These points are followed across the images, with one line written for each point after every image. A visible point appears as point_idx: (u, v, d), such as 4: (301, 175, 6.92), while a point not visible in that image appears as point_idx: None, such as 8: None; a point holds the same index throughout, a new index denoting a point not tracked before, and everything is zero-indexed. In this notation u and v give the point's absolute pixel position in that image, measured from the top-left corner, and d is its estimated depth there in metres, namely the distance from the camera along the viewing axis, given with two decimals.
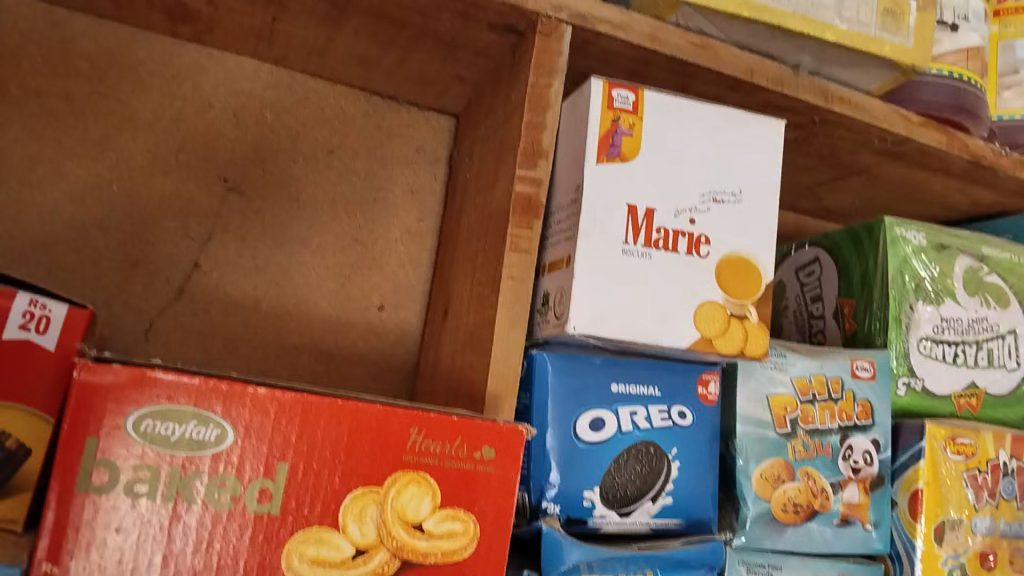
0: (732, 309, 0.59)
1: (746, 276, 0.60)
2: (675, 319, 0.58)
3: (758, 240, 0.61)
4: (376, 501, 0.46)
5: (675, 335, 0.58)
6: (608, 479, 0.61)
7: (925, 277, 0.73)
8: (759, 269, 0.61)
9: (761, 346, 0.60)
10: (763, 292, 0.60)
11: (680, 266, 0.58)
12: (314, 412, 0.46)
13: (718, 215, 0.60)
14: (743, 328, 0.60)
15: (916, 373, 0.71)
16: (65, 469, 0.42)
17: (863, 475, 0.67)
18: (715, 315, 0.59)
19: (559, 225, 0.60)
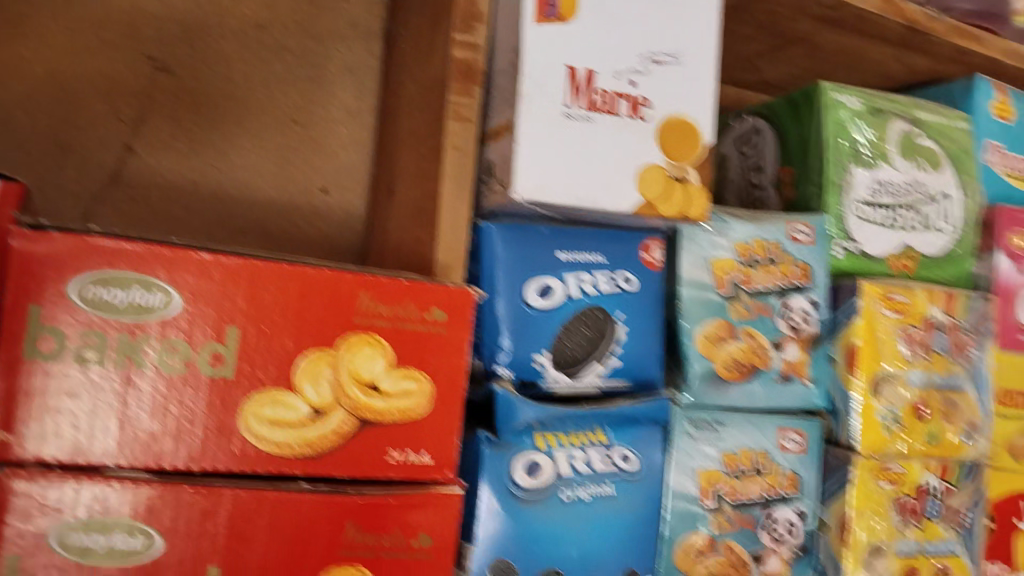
0: (673, 172, 0.60)
1: (687, 139, 0.61)
2: (619, 183, 0.58)
3: (697, 102, 0.61)
4: (331, 363, 0.47)
5: (618, 199, 0.58)
6: (558, 344, 0.62)
7: (862, 141, 0.74)
8: (698, 131, 0.61)
9: (701, 209, 0.61)
10: (704, 155, 0.61)
11: (621, 129, 0.59)
12: (261, 276, 0.45)
13: (659, 78, 0.60)
14: (684, 191, 0.60)
15: (853, 237, 0.73)
16: (9, 337, 0.41)
17: (802, 334, 0.70)
18: (658, 179, 0.60)
19: (500, 91, 0.60)
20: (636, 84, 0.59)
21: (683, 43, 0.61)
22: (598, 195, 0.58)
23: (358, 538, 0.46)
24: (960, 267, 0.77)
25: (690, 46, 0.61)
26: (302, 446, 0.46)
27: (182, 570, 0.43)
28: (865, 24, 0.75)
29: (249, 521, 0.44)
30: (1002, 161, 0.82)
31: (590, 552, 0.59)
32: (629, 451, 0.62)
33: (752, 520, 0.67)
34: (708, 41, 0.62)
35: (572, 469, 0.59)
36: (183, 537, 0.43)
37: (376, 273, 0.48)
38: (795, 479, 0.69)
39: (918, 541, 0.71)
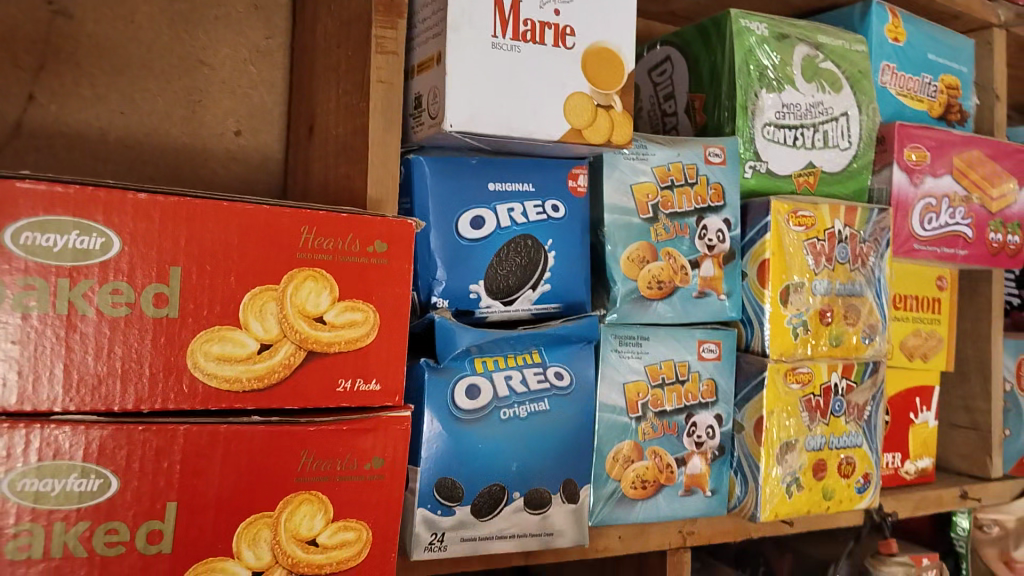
0: (598, 100, 0.62)
1: (611, 67, 0.62)
2: (547, 112, 0.60)
3: (620, 31, 0.62)
4: (275, 298, 0.47)
5: (547, 128, 0.60)
6: (492, 273, 0.64)
7: (768, 65, 0.77)
8: (621, 59, 0.62)
9: (625, 135, 0.63)
10: (627, 83, 0.63)
11: (547, 59, 0.60)
12: (200, 215, 0.45)
13: (582, 6, 0.61)
14: (609, 118, 0.62)
15: (761, 157, 0.77)
16: None
17: (717, 252, 0.73)
18: (582, 106, 0.61)
19: (423, 24, 0.60)
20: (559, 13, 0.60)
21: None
22: (527, 124, 0.59)
23: (313, 465, 0.48)
24: (858, 182, 0.82)
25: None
26: (253, 380, 0.47)
27: (140, 507, 0.43)
28: None
29: (203, 457, 0.45)
30: (894, 81, 0.87)
31: (530, 467, 0.62)
32: (563, 369, 0.64)
33: (676, 426, 0.72)
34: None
35: (510, 389, 0.62)
36: (138, 476, 0.43)
37: (317, 208, 0.49)
38: (713, 386, 0.73)
39: (825, 435, 0.76)
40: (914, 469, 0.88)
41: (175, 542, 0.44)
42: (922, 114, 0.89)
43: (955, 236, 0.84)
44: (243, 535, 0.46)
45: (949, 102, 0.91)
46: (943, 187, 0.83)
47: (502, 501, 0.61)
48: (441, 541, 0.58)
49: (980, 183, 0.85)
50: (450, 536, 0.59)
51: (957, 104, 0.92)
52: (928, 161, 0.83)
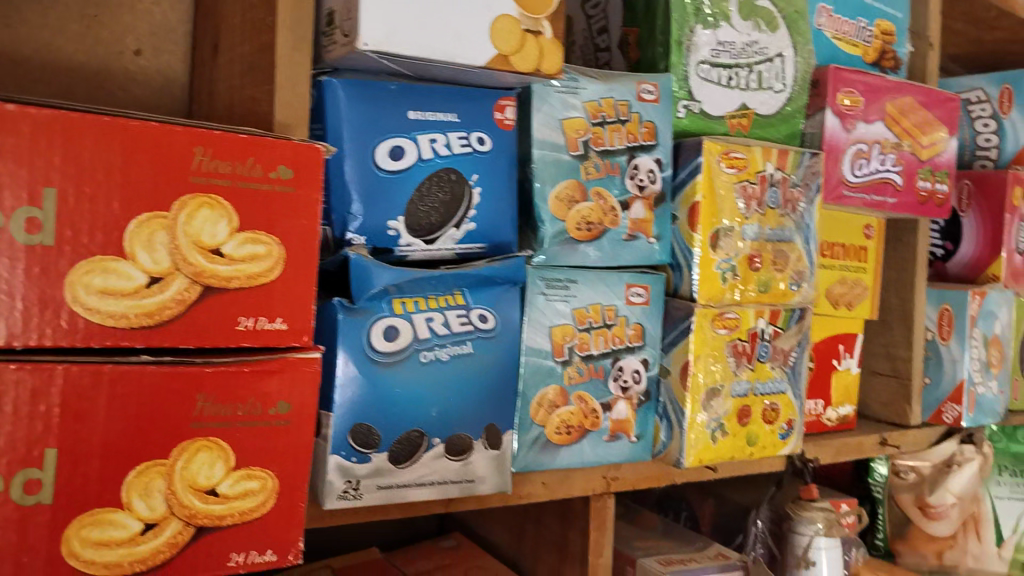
0: (527, 25, 0.58)
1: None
2: (471, 36, 0.56)
3: None
4: (166, 227, 0.43)
5: (471, 53, 0.56)
6: (412, 208, 0.60)
7: (705, 0, 0.74)
8: None
9: (554, 63, 0.60)
10: (555, 9, 0.60)
11: None
12: (78, 130, 0.40)
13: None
14: (538, 45, 0.59)
15: (695, 97, 0.75)
16: None
17: (648, 194, 0.71)
18: (511, 31, 0.57)
19: None
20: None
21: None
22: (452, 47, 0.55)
23: (210, 410, 0.44)
24: (791, 125, 0.80)
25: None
26: (141, 317, 0.42)
27: (14, 455, 0.39)
28: None
29: (86, 399, 0.40)
30: (830, 24, 0.86)
31: (451, 412, 0.59)
32: (487, 311, 0.61)
33: (602, 370, 0.70)
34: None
35: (431, 332, 0.59)
36: (11, 420, 0.39)
37: (212, 128, 0.44)
38: (640, 330, 0.72)
39: (749, 380, 0.75)
40: (835, 416, 0.88)
41: (55, 493, 0.40)
42: (856, 58, 0.88)
43: (884, 183, 0.83)
44: (133, 484, 0.42)
45: (884, 49, 0.90)
46: (874, 133, 0.83)
47: (421, 447, 0.58)
48: (356, 489, 0.55)
49: (911, 130, 0.85)
50: (366, 484, 0.56)
51: (891, 51, 0.91)
52: (861, 107, 0.82)
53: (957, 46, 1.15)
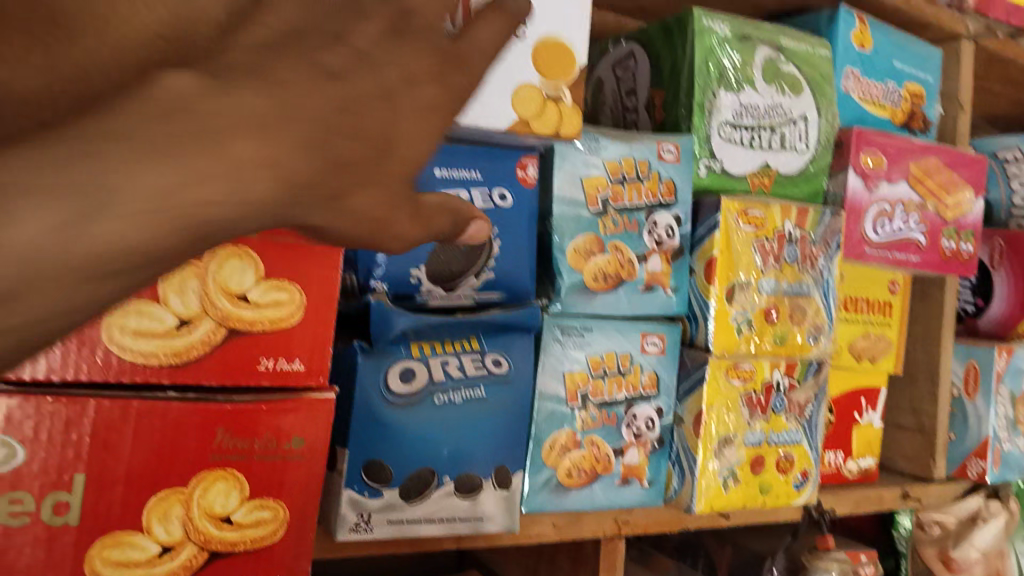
0: (548, 91, 0.62)
1: (560, 59, 0.62)
2: (492, 101, 0.59)
3: (571, 24, 0.62)
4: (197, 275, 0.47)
5: (492, 117, 0.60)
6: (434, 258, 0.64)
7: (728, 66, 0.77)
8: (572, 52, 0.62)
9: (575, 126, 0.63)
10: (576, 76, 0.63)
11: None
12: None
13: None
14: (558, 110, 0.62)
15: (717, 156, 0.77)
16: None
17: (666, 247, 0.73)
18: (532, 97, 0.61)
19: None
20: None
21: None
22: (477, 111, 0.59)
23: (229, 443, 0.48)
24: (813, 184, 0.82)
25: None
26: (170, 356, 0.46)
27: (46, 479, 0.43)
28: None
29: (115, 430, 0.44)
30: (857, 87, 0.87)
31: (461, 452, 0.62)
32: (501, 356, 0.64)
33: (616, 416, 0.72)
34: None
35: (445, 374, 0.62)
36: (45, 446, 0.43)
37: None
38: (655, 379, 0.74)
39: (763, 431, 0.77)
40: (856, 468, 0.89)
41: (81, 514, 0.44)
42: (884, 120, 0.90)
43: (908, 242, 0.84)
44: (153, 509, 0.46)
45: (913, 111, 0.92)
46: (898, 194, 0.84)
47: (431, 484, 0.61)
48: (367, 522, 0.58)
49: (935, 191, 0.86)
50: (377, 518, 0.59)
51: (920, 112, 0.92)
52: (884, 168, 0.83)
53: (990, 106, 1.16)
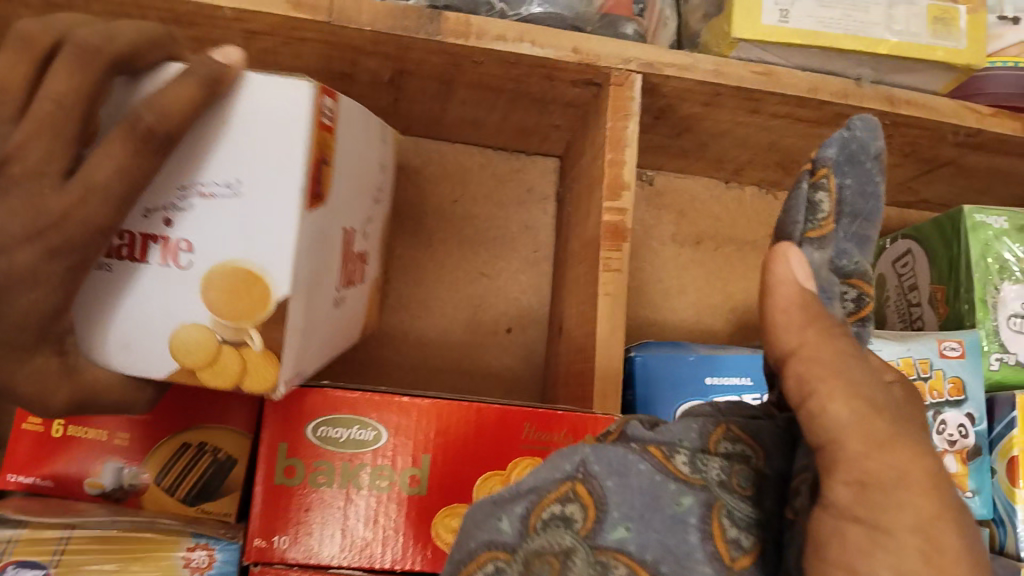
0: (223, 334, 0.46)
1: (259, 278, 0.45)
2: (253, 236, 0.45)
3: (269, 249, 0.45)
4: (500, 481, 0.57)
5: (268, 251, 0.45)
6: None
7: (1011, 259, 0.75)
8: (264, 283, 0.45)
9: (265, 377, 0.46)
10: (273, 312, 0.46)
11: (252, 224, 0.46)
12: (446, 412, 0.58)
13: (205, 217, 0.45)
14: (239, 354, 0.46)
15: (1009, 349, 0.73)
16: (268, 463, 0.56)
17: (959, 447, 0.70)
18: (199, 342, 0.46)
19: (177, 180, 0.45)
20: (192, 245, 0.45)
21: (244, 167, 0.45)
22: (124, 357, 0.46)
23: None
24: None
25: (254, 172, 0.45)
26: None
27: None
28: (1010, 146, 0.81)
29: None
30: None
31: None
32: None
33: None
34: (254, 247, 0.45)
35: None
36: None
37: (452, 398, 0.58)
38: None
39: None
40: None
41: None
42: None
43: None
44: None
45: None
46: None
47: None
48: None
49: None
50: None
51: None
52: None
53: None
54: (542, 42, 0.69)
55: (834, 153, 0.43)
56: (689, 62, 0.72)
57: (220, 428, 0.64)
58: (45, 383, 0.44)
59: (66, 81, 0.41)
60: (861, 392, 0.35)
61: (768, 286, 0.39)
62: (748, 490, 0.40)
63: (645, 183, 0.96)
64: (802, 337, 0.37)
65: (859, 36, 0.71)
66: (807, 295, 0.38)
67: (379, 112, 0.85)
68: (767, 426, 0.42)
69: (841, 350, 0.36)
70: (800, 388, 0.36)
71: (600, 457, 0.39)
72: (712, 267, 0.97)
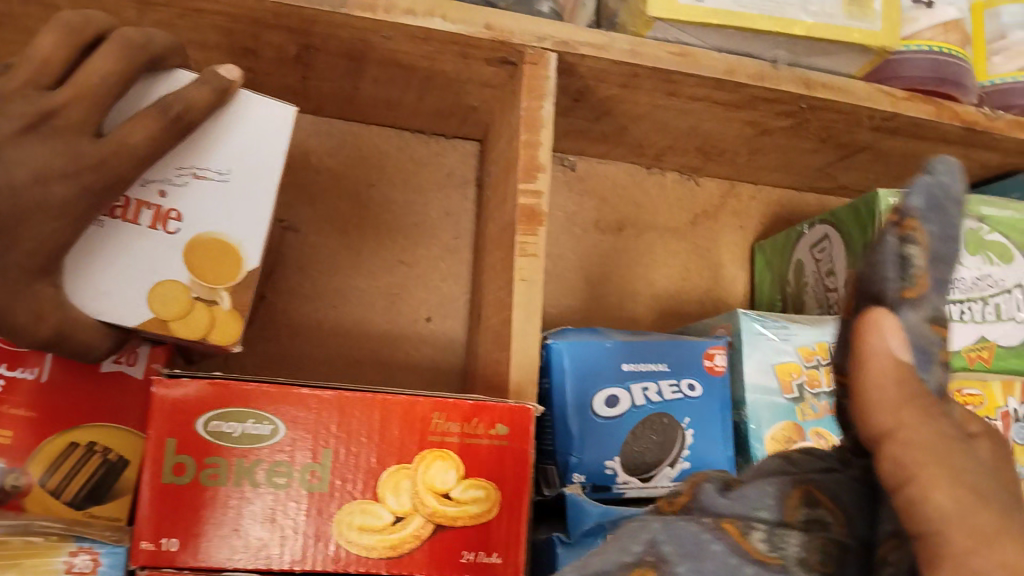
0: (199, 292, 0.54)
1: (236, 250, 0.55)
2: (240, 215, 0.56)
3: (247, 227, 0.56)
4: (408, 475, 0.55)
5: (247, 230, 0.55)
6: (627, 449, 0.67)
7: None
8: (239, 255, 0.55)
9: (230, 334, 0.55)
10: (243, 280, 0.55)
11: (230, 203, 0.55)
12: (349, 404, 0.55)
13: (198, 193, 0.55)
14: (210, 315, 0.54)
15: None
16: (154, 461, 0.52)
17: None
18: (176, 296, 0.54)
19: (172, 161, 0.55)
20: (182, 216, 0.54)
21: (235, 160, 0.56)
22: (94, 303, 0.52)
23: None
24: None
25: (245, 164, 0.56)
26: (387, 548, 0.54)
27: None
28: (924, 130, 0.81)
29: None
30: None
31: None
32: None
33: None
34: (237, 222, 0.55)
35: None
36: None
37: (356, 390, 0.56)
38: None
39: None
40: None
41: None
42: None
43: None
44: None
45: None
46: None
47: None
48: None
49: None
50: None
51: None
52: None
53: None
54: (453, 18, 0.67)
55: (923, 202, 0.44)
56: (605, 41, 0.70)
57: (106, 427, 0.60)
58: (37, 309, 0.49)
59: (113, 63, 0.52)
60: (962, 481, 0.35)
61: (861, 352, 0.39)
62: (828, 558, 0.41)
63: (568, 167, 0.95)
64: (898, 419, 0.38)
65: (774, 16, 0.70)
66: (903, 369, 0.39)
67: (288, 92, 0.81)
68: (844, 481, 0.44)
69: (937, 432, 0.37)
70: (897, 469, 0.37)
71: (673, 535, 0.42)
72: (635, 253, 0.95)
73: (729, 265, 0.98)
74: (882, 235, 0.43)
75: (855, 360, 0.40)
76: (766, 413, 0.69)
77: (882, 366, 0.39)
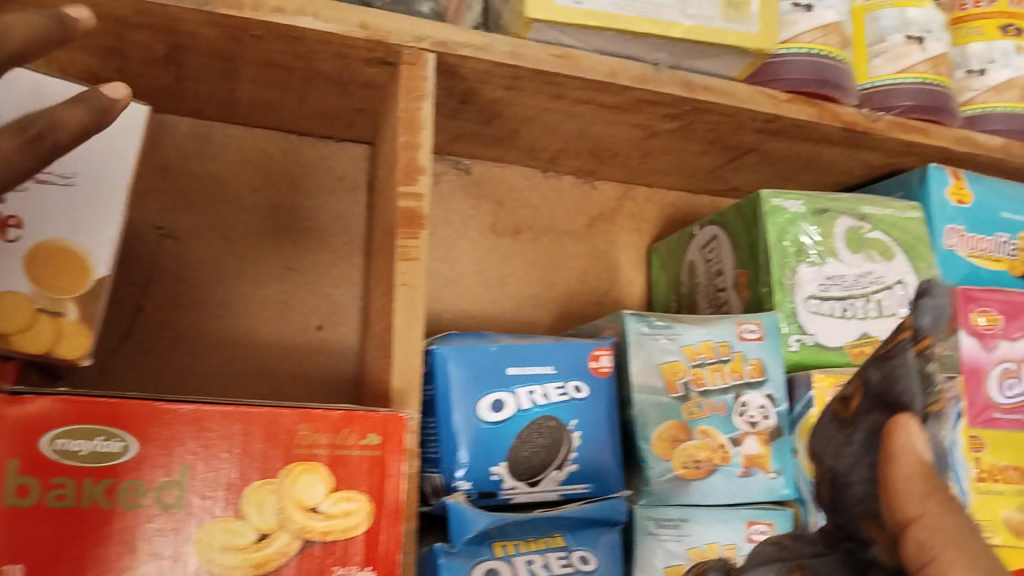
0: (43, 304, 0.51)
1: (83, 255, 0.53)
2: (86, 219, 0.54)
3: (93, 231, 0.54)
4: (274, 490, 0.53)
5: (94, 234, 0.54)
6: (514, 453, 0.65)
7: (807, 241, 0.76)
8: (86, 260, 0.53)
9: (78, 348, 0.52)
10: (90, 288, 0.53)
11: (75, 207, 0.54)
12: (209, 418, 0.52)
13: (39, 198, 0.53)
14: (55, 324, 0.51)
15: (807, 330, 0.74)
16: None
17: (761, 428, 0.70)
18: (15, 309, 0.50)
19: None
20: (23, 221, 0.52)
21: (79, 165, 0.55)
22: None
23: None
24: None
25: (88, 170, 0.55)
26: (251, 567, 0.51)
27: None
28: (807, 131, 0.82)
29: None
30: (962, 243, 0.85)
31: None
32: (588, 553, 0.62)
33: None
34: (83, 225, 0.54)
35: (530, 574, 0.60)
36: None
37: (214, 404, 0.53)
38: None
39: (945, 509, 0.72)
40: None
41: None
42: (1002, 273, 0.86)
43: None
44: None
45: None
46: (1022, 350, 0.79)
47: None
48: None
49: None
50: None
51: None
52: (1001, 325, 0.78)
53: None
54: (326, 16, 0.65)
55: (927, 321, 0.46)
56: (486, 42, 0.69)
57: None
58: None
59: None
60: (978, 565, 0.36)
61: (889, 453, 0.41)
62: None
63: (462, 172, 0.93)
64: (924, 506, 0.38)
65: (653, 19, 0.70)
66: (929, 466, 0.40)
67: (163, 94, 0.78)
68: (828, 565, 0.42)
69: (958, 521, 0.38)
70: (919, 553, 0.37)
71: None
72: (533, 257, 0.94)
73: (626, 267, 0.98)
74: (895, 355, 0.44)
75: (883, 463, 0.41)
76: (653, 412, 0.68)
77: (906, 465, 0.40)
